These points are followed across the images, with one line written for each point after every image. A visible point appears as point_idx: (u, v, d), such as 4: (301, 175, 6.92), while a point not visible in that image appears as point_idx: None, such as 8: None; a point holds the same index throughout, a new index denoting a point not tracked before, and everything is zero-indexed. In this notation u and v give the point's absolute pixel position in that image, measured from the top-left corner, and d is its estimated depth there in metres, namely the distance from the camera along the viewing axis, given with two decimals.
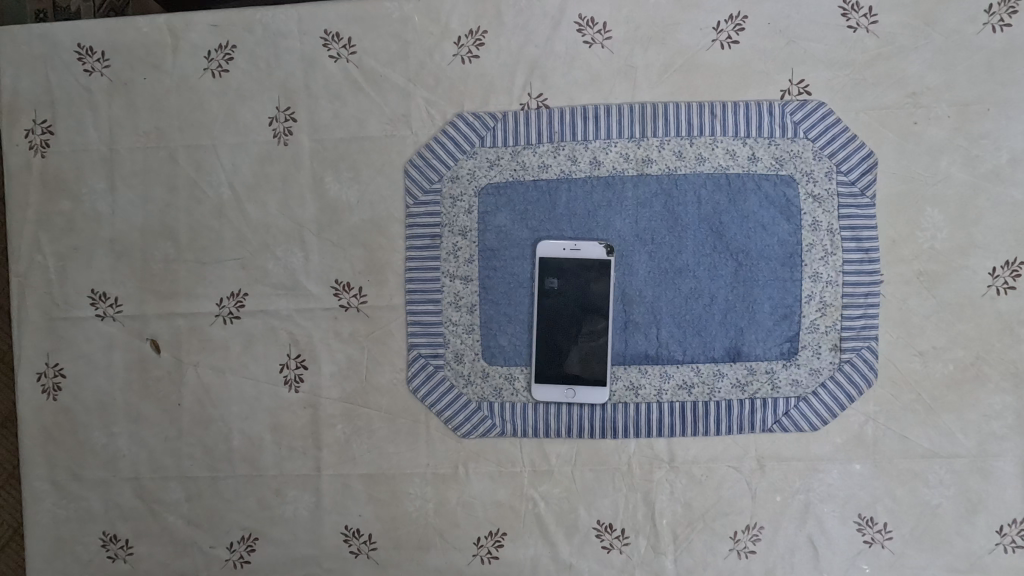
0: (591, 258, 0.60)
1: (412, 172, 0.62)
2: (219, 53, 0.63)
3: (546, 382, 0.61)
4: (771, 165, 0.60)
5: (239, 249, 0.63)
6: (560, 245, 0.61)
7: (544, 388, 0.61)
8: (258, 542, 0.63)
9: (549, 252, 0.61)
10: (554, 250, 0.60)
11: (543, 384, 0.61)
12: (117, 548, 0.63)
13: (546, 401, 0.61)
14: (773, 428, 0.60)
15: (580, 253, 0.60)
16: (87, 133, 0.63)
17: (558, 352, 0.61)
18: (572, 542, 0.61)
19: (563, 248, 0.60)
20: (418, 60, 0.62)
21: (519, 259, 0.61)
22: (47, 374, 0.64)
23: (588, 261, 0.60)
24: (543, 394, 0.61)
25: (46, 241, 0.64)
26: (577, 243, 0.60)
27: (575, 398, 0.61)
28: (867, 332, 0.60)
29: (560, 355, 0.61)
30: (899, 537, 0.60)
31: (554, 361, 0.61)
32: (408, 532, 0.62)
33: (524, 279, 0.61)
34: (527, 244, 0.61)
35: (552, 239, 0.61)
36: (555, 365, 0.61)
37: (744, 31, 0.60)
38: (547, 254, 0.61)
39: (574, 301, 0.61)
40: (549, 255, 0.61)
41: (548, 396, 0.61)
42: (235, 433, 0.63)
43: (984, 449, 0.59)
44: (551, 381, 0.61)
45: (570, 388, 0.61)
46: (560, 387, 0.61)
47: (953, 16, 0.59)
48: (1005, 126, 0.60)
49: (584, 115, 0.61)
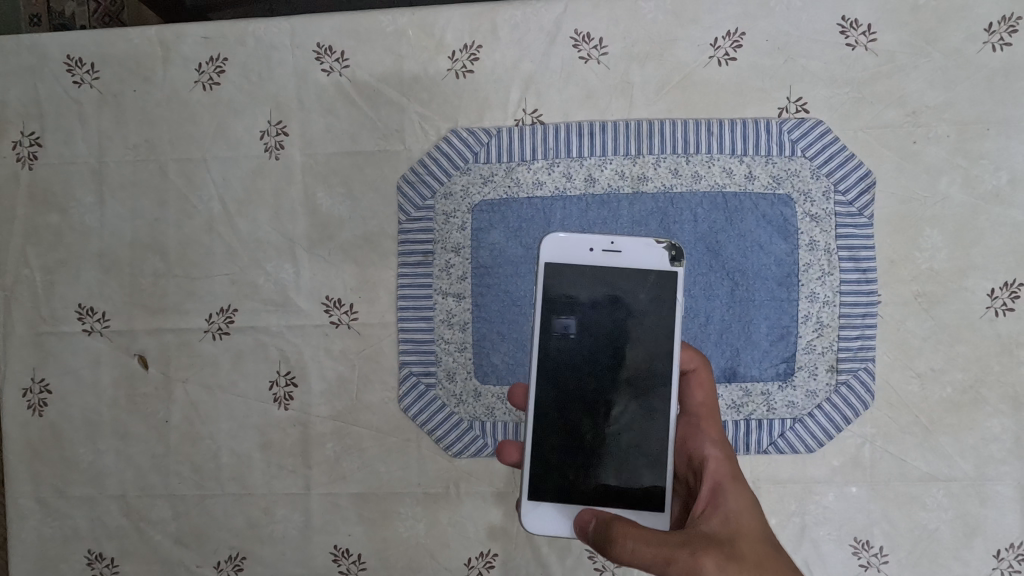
0: (650, 263, 0.47)
1: (405, 188, 0.61)
2: (210, 66, 0.62)
3: (547, 499, 0.47)
4: (768, 183, 0.59)
5: (229, 264, 0.62)
6: (588, 243, 0.48)
7: (539, 511, 0.47)
8: (245, 561, 0.62)
9: (572, 254, 0.48)
10: (581, 252, 0.48)
11: (538, 504, 0.47)
12: (102, 567, 0.62)
13: (542, 521, 0.46)
14: (768, 450, 0.60)
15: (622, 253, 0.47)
16: (75, 146, 0.62)
17: (574, 433, 0.47)
18: (564, 563, 0.60)
19: (592, 249, 0.48)
20: (411, 75, 0.61)
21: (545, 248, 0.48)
22: (33, 391, 0.63)
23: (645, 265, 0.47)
24: (536, 521, 0.46)
25: (33, 255, 0.63)
26: (614, 241, 0.48)
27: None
28: (864, 353, 0.59)
29: (567, 440, 0.47)
30: (895, 561, 0.59)
31: (547, 424, 0.47)
32: (398, 553, 0.61)
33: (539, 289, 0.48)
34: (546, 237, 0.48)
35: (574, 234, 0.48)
36: (556, 455, 0.47)
37: (742, 48, 0.60)
38: (570, 258, 0.48)
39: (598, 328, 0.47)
40: (573, 259, 0.48)
41: (547, 528, 0.46)
42: (224, 451, 0.62)
43: (981, 473, 0.59)
44: (554, 499, 0.47)
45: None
46: (562, 512, 0.46)
47: (954, 34, 0.59)
48: (1005, 146, 0.59)
49: (579, 132, 0.60)
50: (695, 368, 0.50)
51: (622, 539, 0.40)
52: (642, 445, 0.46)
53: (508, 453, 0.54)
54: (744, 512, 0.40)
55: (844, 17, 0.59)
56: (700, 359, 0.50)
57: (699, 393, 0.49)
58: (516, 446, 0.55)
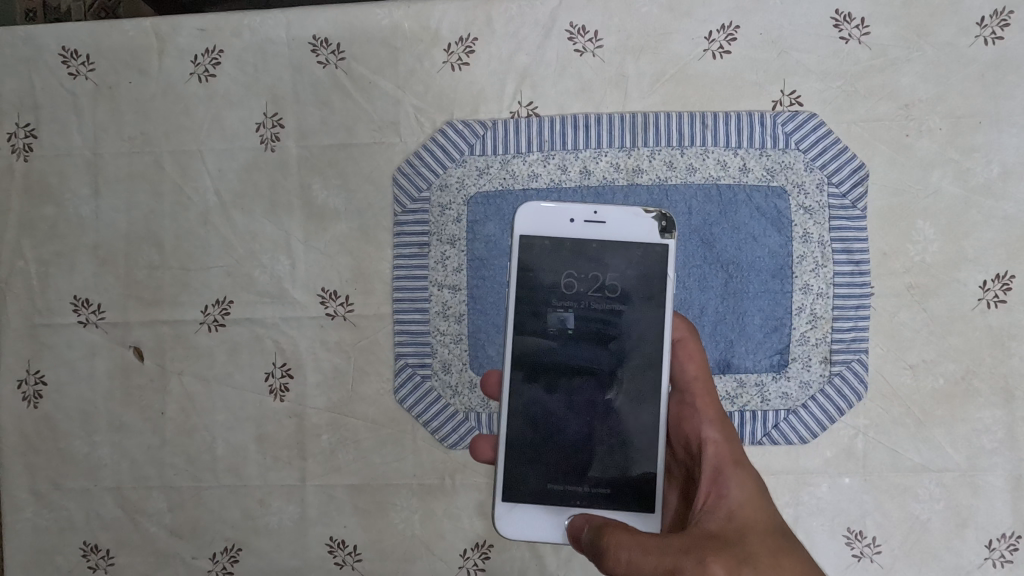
0: (635, 231, 0.48)
1: (400, 180, 0.61)
2: (206, 58, 0.62)
3: (524, 502, 0.47)
4: (762, 176, 0.60)
5: (224, 255, 0.62)
6: (570, 213, 0.48)
7: (514, 515, 0.47)
8: (241, 553, 0.62)
9: (553, 225, 0.48)
10: (562, 222, 0.48)
11: (513, 507, 0.47)
12: (98, 558, 0.62)
13: (517, 528, 0.47)
14: (763, 441, 0.60)
15: (605, 221, 0.48)
16: (70, 137, 0.62)
17: (564, 420, 0.47)
18: (559, 555, 0.60)
19: (573, 220, 0.48)
20: (407, 67, 0.61)
21: (526, 217, 0.48)
22: (28, 382, 0.63)
23: (628, 234, 0.48)
24: (510, 525, 0.47)
25: (28, 247, 0.63)
26: (598, 210, 0.48)
27: (564, 536, 0.47)
28: (857, 344, 0.60)
29: (558, 426, 0.47)
30: (887, 551, 0.59)
31: (537, 410, 0.47)
32: (394, 544, 0.61)
33: (518, 281, 0.48)
34: (523, 206, 0.48)
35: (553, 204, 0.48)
36: (546, 443, 0.47)
37: (736, 41, 0.60)
38: (552, 230, 0.48)
39: (587, 317, 0.47)
40: (553, 230, 0.48)
41: (522, 531, 0.47)
42: (219, 442, 0.62)
43: (974, 464, 0.59)
44: (531, 501, 0.47)
45: (559, 519, 0.47)
46: (538, 517, 0.47)
47: (946, 28, 0.59)
48: (997, 139, 0.59)
49: (574, 124, 0.61)
50: (681, 338, 0.50)
51: (616, 548, 0.39)
52: (636, 433, 0.46)
53: (483, 451, 0.55)
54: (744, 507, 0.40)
55: (838, 11, 0.60)
56: (685, 327, 0.50)
57: (691, 365, 0.49)
58: (490, 444, 0.55)
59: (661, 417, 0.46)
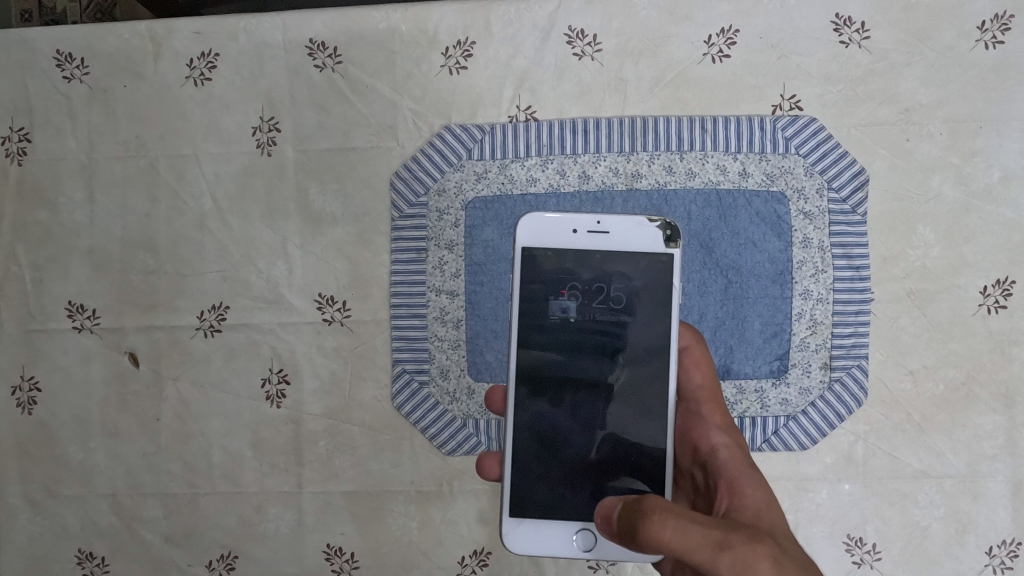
0: (638, 241, 0.47)
1: (398, 184, 0.61)
2: (201, 61, 0.61)
3: (529, 517, 0.46)
4: (762, 181, 0.59)
5: (220, 260, 0.62)
6: (572, 224, 0.47)
7: (520, 531, 0.46)
8: (238, 560, 0.61)
9: (555, 236, 0.47)
10: (565, 233, 0.47)
11: (519, 523, 0.46)
12: (93, 566, 0.62)
13: (524, 543, 0.46)
14: (762, 448, 0.60)
15: (608, 231, 0.47)
16: (64, 141, 0.62)
17: (562, 428, 0.47)
18: (558, 562, 0.60)
19: (576, 230, 0.47)
20: (405, 71, 0.61)
21: (528, 227, 0.47)
22: (23, 389, 0.62)
23: (632, 244, 0.47)
24: (518, 541, 0.46)
25: (22, 252, 0.62)
26: (600, 220, 0.47)
27: (570, 552, 0.46)
28: (857, 350, 0.59)
29: (556, 435, 0.47)
30: (887, 558, 0.59)
31: (535, 419, 0.47)
32: (391, 552, 0.61)
33: (525, 288, 0.47)
34: (525, 218, 0.47)
35: (556, 214, 0.48)
36: (545, 452, 0.47)
37: (735, 45, 0.60)
38: (554, 242, 0.47)
39: (587, 328, 0.47)
40: (555, 242, 0.47)
41: (528, 547, 0.46)
42: (215, 449, 0.62)
43: (975, 470, 0.59)
44: (537, 515, 0.46)
45: (564, 535, 0.46)
46: (543, 533, 0.46)
47: (947, 32, 0.59)
48: (998, 143, 0.59)
49: (573, 128, 0.60)
50: (689, 347, 0.49)
51: (658, 514, 0.35)
52: (635, 442, 0.46)
53: (490, 467, 0.54)
54: (769, 501, 0.39)
55: (838, 15, 0.59)
56: (692, 336, 0.50)
57: (697, 374, 0.49)
58: (496, 460, 0.55)
59: (668, 428, 0.45)
